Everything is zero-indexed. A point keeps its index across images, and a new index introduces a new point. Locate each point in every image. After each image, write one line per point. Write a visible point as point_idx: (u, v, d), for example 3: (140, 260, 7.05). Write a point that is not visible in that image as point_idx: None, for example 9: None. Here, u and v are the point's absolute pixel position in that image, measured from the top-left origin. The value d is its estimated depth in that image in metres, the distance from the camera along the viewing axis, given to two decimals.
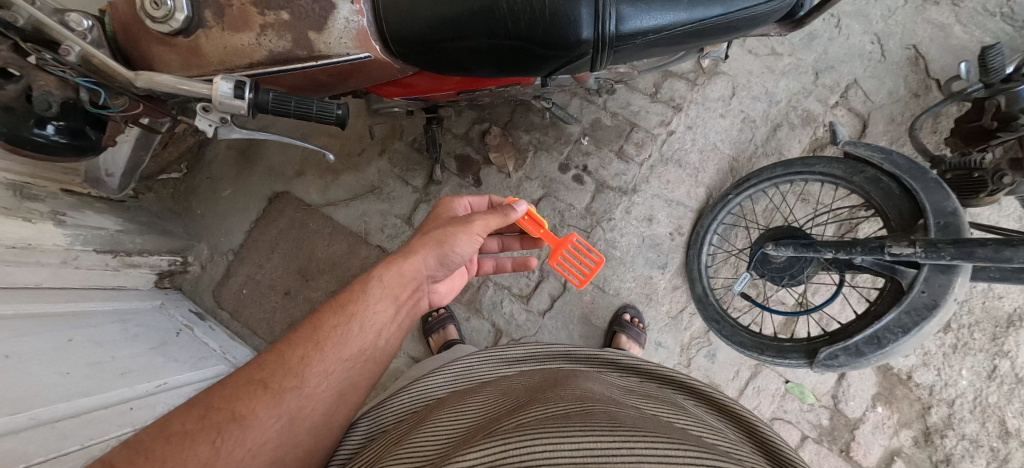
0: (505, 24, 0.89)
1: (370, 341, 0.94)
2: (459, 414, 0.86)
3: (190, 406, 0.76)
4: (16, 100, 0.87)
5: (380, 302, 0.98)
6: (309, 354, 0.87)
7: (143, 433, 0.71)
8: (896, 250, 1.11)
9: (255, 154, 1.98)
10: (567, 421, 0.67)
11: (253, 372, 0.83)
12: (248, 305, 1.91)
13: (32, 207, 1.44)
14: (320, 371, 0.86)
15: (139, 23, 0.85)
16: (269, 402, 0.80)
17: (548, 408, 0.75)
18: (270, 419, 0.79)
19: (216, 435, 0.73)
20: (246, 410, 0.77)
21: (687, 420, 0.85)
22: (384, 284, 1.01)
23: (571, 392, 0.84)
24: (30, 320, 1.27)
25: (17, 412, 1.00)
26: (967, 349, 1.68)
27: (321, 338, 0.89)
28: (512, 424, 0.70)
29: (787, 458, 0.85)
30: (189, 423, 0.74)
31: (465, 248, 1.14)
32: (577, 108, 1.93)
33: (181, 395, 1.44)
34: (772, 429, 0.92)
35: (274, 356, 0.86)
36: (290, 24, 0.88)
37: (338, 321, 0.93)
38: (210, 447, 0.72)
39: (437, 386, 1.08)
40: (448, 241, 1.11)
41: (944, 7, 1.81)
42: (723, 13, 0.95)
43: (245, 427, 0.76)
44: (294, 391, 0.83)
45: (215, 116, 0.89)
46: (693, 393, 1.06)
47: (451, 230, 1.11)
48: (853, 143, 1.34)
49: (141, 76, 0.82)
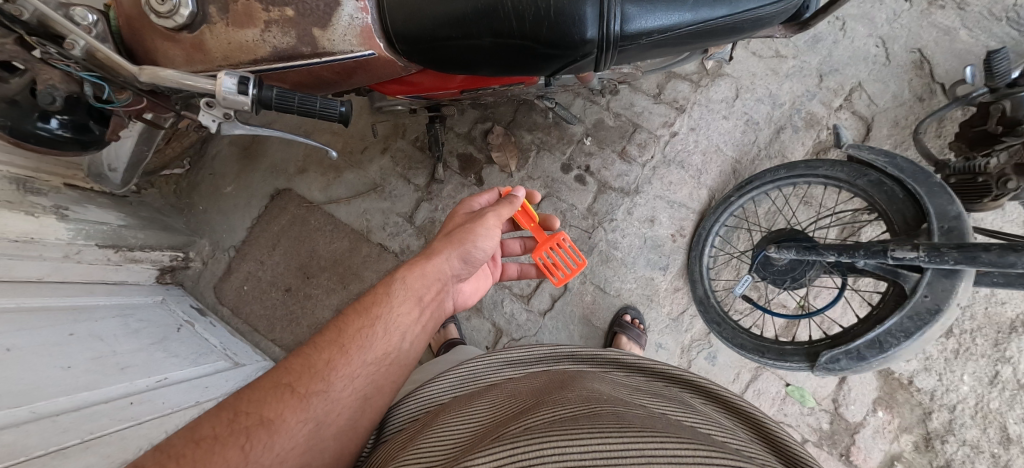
0: (510, 23, 0.88)
1: (395, 344, 0.95)
2: (470, 416, 0.86)
3: (218, 411, 0.78)
4: (21, 94, 0.90)
5: (405, 303, 1.00)
6: (335, 358, 0.88)
7: (172, 438, 0.72)
8: (899, 254, 1.10)
9: (258, 151, 1.99)
10: (577, 423, 0.67)
11: (281, 375, 0.84)
12: (249, 302, 1.91)
13: (35, 201, 1.45)
14: (345, 374, 0.88)
15: (143, 18, 0.85)
16: (295, 406, 0.81)
17: (557, 409, 0.75)
18: (297, 423, 0.80)
19: (244, 441, 0.74)
20: (273, 414, 0.79)
21: (695, 419, 0.85)
22: (409, 284, 1.02)
23: (580, 393, 0.84)
24: (32, 314, 1.28)
25: (17, 406, 1.02)
26: (968, 354, 1.67)
27: (345, 341, 0.91)
28: (522, 426, 0.70)
29: (797, 457, 0.84)
30: (218, 428, 0.75)
31: (486, 242, 1.16)
32: (580, 109, 1.93)
33: (181, 390, 1.43)
34: (781, 426, 0.91)
35: (300, 360, 0.87)
36: (294, 21, 0.88)
37: (362, 323, 0.94)
38: (239, 452, 0.73)
39: (446, 387, 1.08)
40: (469, 236, 1.14)
41: (950, 11, 1.80)
42: (728, 14, 0.95)
43: (272, 432, 0.77)
44: (321, 395, 0.84)
45: (219, 112, 0.89)
46: (700, 391, 1.05)
47: (472, 226, 1.15)
48: (856, 146, 1.33)
49: (145, 71, 0.82)
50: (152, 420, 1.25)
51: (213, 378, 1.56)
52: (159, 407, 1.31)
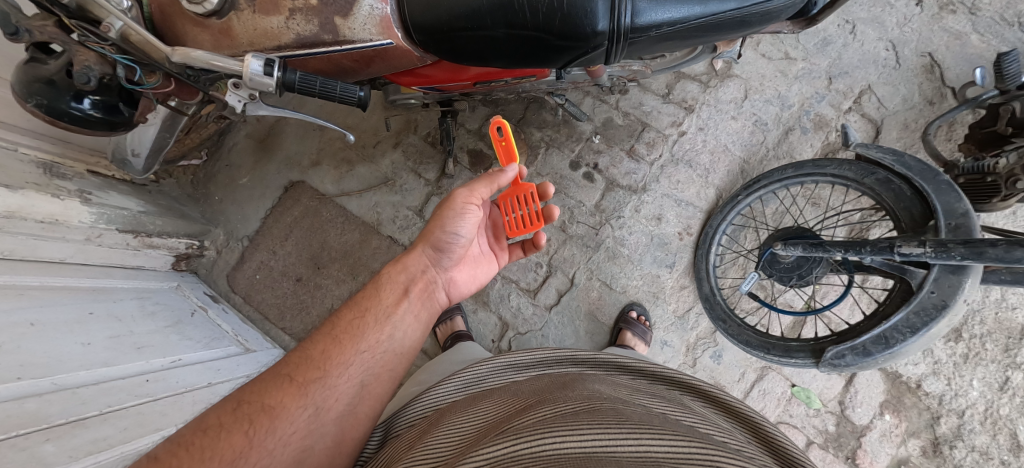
0: (523, 15, 0.91)
1: (388, 333, 1.00)
2: (473, 416, 0.87)
3: (224, 402, 0.82)
4: (58, 74, 0.92)
5: (390, 295, 1.06)
6: (330, 348, 0.93)
7: (181, 428, 0.76)
8: (905, 250, 1.11)
9: (273, 144, 2.03)
10: (578, 417, 0.69)
11: (281, 367, 0.89)
12: (260, 290, 1.94)
13: (60, 185, 1.49)
14: (340, 362, 0.92)
15: (176, 5, 0.90)
16: (295, 394, 0.85)
17: (559, 406, 0.76)
18: (297, 410, 0.84)
19: (248, 428, 0.78)
20: (274, 402, 0.83)
21: (691, 418, 0.86)
22: (393, 280, 1.09)
23: (580, 392, 0.86)
24: (54, 293, 1.32)
25: (40, 377, 1.06)
26: (978, 359, 1.66)
27: (339, 334, 0.95)
28: (525, 421, 0.72)
29: (786, 453, 0.87)
30: (223, 417, 0.79)
31: (461, 224, 1.17)
32: (589, 107, 1.95)
33: (193, 371, 1.47)
34: (779, 428, 0.92)
35: (299, 353, 0.92)
36: (317, 9, 0.92)
37: (355, 316, 1.00)
38: (244, 438, 0.77)
39: (448, 391, 1.09)
40: (444, 225, 1.15)
41: (961, 16, 1.81)
42: (736, 7, 0.97)
43: (274, 418, 0.81)
44: (318, 382, 0.88)
45: (245, 92, 0.93)
46: (699, 394, 1.07)
47: (444, 214, 1.16)
48: (865, 145, 1.34)
49: (177, 51, 0.86)
50: (168, 398, 1.29)
51: (225, 362, 1.59)
52: (173, 386, 1.35)
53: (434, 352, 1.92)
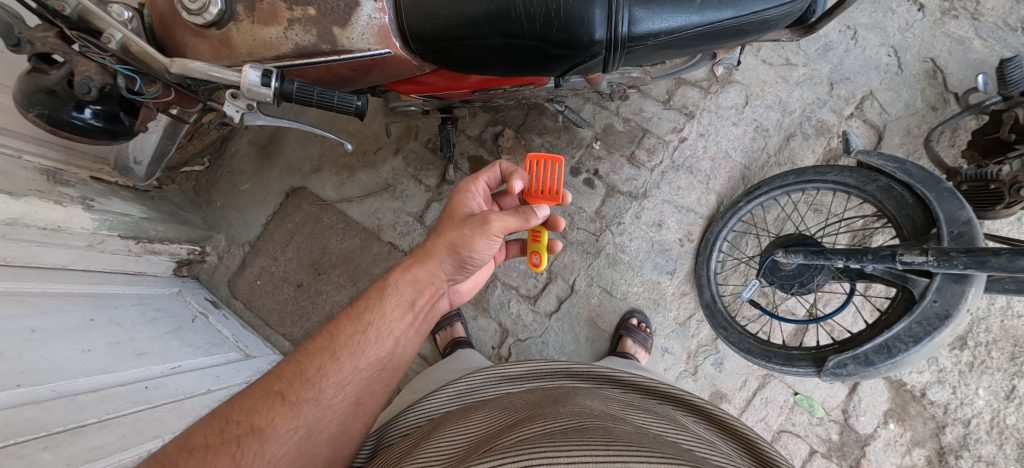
0: (520, 24, 0.92)
1: (389, 348, 0.99)
2: (463, 431, 0.87)
3: (211, 419, 0.82)
4: (59, 84, 0.94)
5: (396, 309, 1.02)
6: (326, 364, 0.92)
7: (166, 447, 0.76)
8: (907, 258, 1.10)
9: (275, 150, 2.04)
10: (567, 436, 0.68)
11: (273, 383, 0.88)
12: (261, 296, 1.95)
13: (63, 192, 1.51)
14: (336, 380, 0.91)
15: (176, 16, 0.91)
16: (286, 414, 0.85)
17: (548, 424, 0.75)
18: (287, 431, 0.84)
19: (235, 450, 0.78)
20: (264, 422, 0.82)
21: (683, 435, 0.85)
22: (401, 290, 1.04)
23: (572, 408, 0.85)
24: (55, 299, 1.33)
25: (40, 384, 1.07)
26: (984, 367, 1.64)
27: (337, 348, 0.94)
28: (513, 439, 0.71)
29: None
30: (209, 437, 0.79)
31: (485, 250, 1.11)
32: (590, 113, 1.95)
33: (193, 377, 1.47)
34: (776, 448, 0.92)
35: (292, 367, 0.91)
36: (316, 20, 0.92)
37: (354, 329, 0.97)
38: (231, 460, 0.77)
39: (442, 401, 1.09)
40: (466, 248, 1.10)
41: (964, 21, 1.80)
42: (734, 16, 0.97)
43: (262, 439, 0.81)
44: (311, 401, 0.88)
45: (243, 102, 0.93)
46: (694, 410, 1.06)
47: (469, 237, 1.09)
48: (866, 153, 1.31)
49: (176, 62, 0.87)
50: (167, 405, 1.29)
51: (225, 368, 1.60)
52: (173, 393, 1.36)
53: (433, 358, 1.92)
